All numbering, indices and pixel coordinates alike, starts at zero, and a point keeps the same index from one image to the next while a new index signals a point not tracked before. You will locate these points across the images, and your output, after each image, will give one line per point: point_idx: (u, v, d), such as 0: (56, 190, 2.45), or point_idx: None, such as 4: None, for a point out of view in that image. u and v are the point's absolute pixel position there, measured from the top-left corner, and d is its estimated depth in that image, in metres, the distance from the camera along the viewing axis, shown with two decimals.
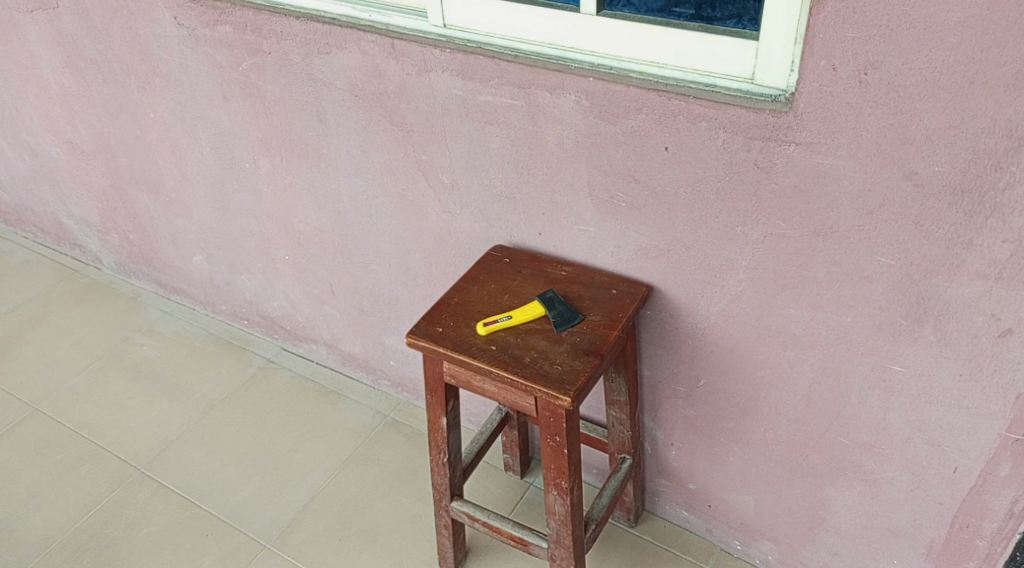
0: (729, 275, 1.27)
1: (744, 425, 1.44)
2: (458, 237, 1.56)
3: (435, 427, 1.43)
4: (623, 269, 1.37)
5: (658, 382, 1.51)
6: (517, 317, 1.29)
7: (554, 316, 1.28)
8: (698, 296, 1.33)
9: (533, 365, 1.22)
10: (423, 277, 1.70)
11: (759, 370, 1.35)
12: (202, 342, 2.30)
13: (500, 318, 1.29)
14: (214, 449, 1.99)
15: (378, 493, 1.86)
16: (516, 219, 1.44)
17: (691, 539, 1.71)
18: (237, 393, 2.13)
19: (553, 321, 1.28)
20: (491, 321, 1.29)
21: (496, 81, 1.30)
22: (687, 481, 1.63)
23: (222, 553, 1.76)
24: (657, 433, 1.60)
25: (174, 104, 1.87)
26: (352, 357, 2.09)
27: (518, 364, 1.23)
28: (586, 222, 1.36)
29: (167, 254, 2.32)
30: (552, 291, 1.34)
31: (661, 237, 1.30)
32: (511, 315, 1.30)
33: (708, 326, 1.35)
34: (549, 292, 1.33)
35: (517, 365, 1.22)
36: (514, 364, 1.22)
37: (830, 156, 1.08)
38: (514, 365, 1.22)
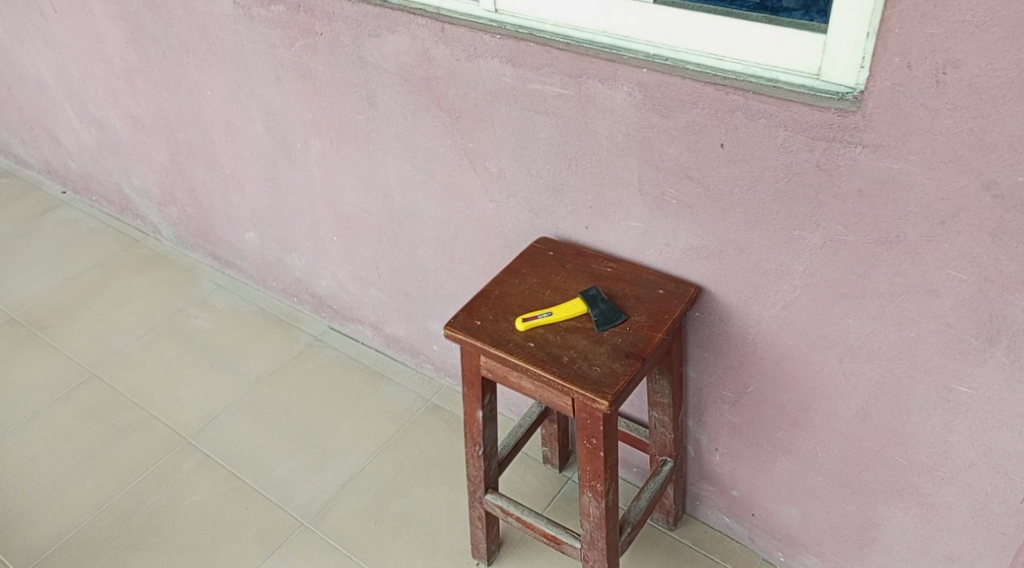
0: (784, 280, 1.20)
1: (793, 435, 1.38)
2: (504, 227, 1.53)
3: (471, 421, 1.40)
4: (671, 268, 1.32)
5: (704, 386, 1.46)
6: (557, 313, 1.25)
7: (596, 315, 1.24)
8: (750, 300, 1.27)
9: (568, 368, 1.17)
10: (468, 265, 1.67)
11: (812, 381, 1.28)
12: (252, 317, 2.32)
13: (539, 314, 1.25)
14: (258, 423, 2.01)
15: (417, 478, 1.85)
16: (563, 212, 1.40)
17: (732, 547, 1.66)
18: (283, 369, 2.15)
19: (594, 319, 1.24)
20: (530, 317, 1.25)
21: (547, 69, 1.25)
22: (731, 487, 1.58)
23: (261, 528, 1.77)
24: (701, 437, 1.55)
25: (229, 82, 1.87)
26: (397, 340, 2.08)
27: (553, 362, 1.19)
28: (635, 218, 1.30)
29: (221, 229, 2.34)
30: (595, 288, 1.29)
31: (713, 238, 1.24)
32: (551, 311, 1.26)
33: (759, 332, 1.29)
34: (592, 289, 1.29)
35: (553, 366, 1.18)
36: (551, 365, 1.18)
37: (899, 160, 1.00)
38: (550, 366, 1.18)
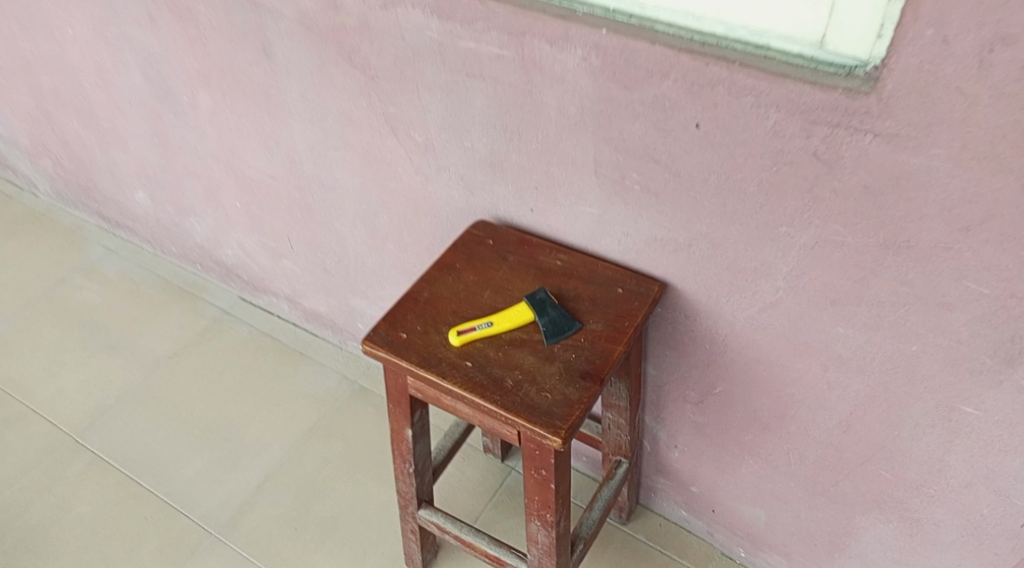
0: (764, 280, 1.03)
1: (764, 440, 1.23)
2: (434, 204, 1.30)
3: (399, 438, 1.20)
4: (630, 260, 1.12)
5: (664, 384, 1.29)
6: (498, 324, 1.05)
7: (545, 325, 1.04)
8: (722, 300, 1.09)
9: (512, 397, 0.98)
10: (394, 242, 1.45)
11: (789, 387, 1.13)
12: (148, 287, 2.05)
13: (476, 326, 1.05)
14: (158, 416, 1.78)
15: (342, 475, 1.66)
16: (503, 190, 1.18)
17: (690, 541, 1.53)
18: (186, 350, 1.90)
19: (543, 331, 1.04)
20: (465, 329, 1.04)
21: (481, 24, 1.01)
22: (690, 483, 1.44)
23: (163, 541, 1.58)
24: (659, 433, 1.40)
25: (94, 20, 1.55)
26: (316, 314, 1.85)
27: (494, 388, 0.99)
28: (588, 203, 1.10)
29: (105, 186, 2.03)
30: (544, 289, 1.08)
31: (682, 231, 1.04)
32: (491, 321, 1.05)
33: (732, 333, 1.12)
34: (540, 290, 1.08)
35: (493, 394, 0.98)
36: (492, 393, 0.98)
37: (919, 154, 0.81)
38: (492, 394, 0.98)
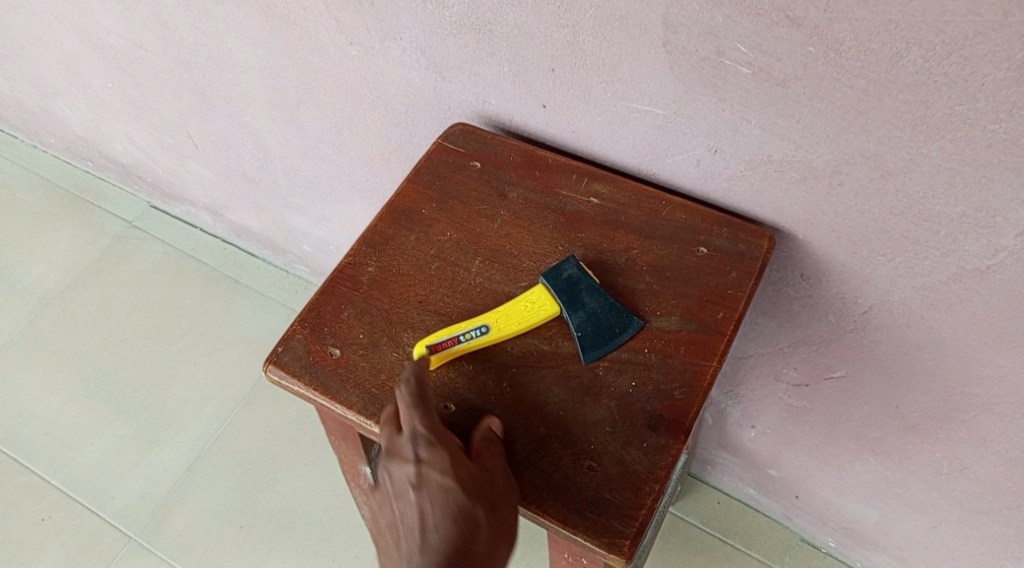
0: (972, 236, 0.57)
1: (901, 441, 0.82)
2: (382, 91, 0.82)
3: (354, 472, 0.79)
4: (716, 193, 0.66)
5: (747, 356, 0.86)
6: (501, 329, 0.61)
7: (580, 329, 0.60)
8: (877, 260, 0.63)
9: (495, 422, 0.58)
10: (331, 145, 0.97)
11: (969, 387, 0.70)
12: (29, 195, 1.56)
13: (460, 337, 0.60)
14: (51, 374, 1.35)
15: (298, 449, 1.26)
16: (495, 74, 0.69)
17: (758, 525, 1.16)
18: (84, 281, 1.45)
19: (578, 338, 0.60)
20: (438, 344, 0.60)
21: None
22: (767, 465, 1.05)
23: (67, 551, 1.19)
24: (729, 409, 0.99)
25: None
26: (248, 230, 1.39)
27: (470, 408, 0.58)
28: (646, 96, 0.62)
29: None
30: (575, 260, 0.63)
31: (823, 149, 0.57)
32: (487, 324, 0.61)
33: (882, 306, 0.68)
34: (568, 264, 0.63)
35: (465, 417, 0.58)
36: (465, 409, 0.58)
37: None
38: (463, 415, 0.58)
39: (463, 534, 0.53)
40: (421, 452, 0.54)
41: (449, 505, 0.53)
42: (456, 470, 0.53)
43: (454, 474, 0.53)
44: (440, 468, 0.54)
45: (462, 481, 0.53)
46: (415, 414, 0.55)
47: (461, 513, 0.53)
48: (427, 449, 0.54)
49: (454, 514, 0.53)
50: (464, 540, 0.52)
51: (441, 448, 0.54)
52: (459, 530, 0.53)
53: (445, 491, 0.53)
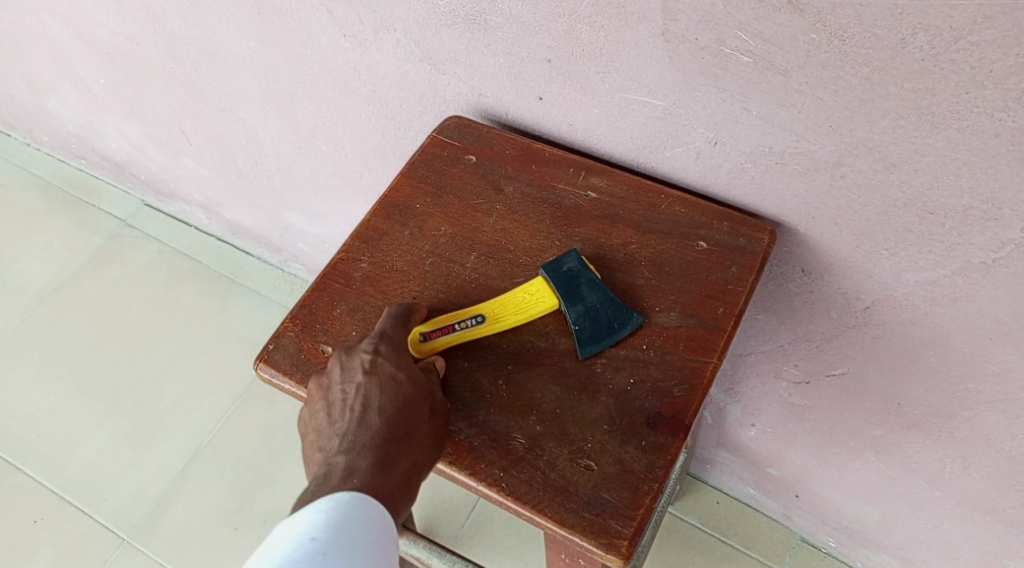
0: (978, 229, 0.55)
1: (903, 439, 0.81)
2: (376, 85, 0.80)
3: None
4: (717, 186, 0.64)
5: (747, 353, 0.85)
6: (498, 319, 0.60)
7: (578, 324, 0.59)
8: (880, 254, 0.62)
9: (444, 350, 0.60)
10: (325, 141, 0.96)
11: (973, 383, 0.69)
12: (22, 193, 1.55)
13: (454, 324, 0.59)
14: (44, 374, 1.33)
15: (292, 450, 1.25)
16: (491, 66, 0.68)
17: (758, 525, 1.15)
18: (77, 280, 1.43)
19: (575, 333, 0.59)
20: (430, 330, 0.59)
21: None
22: (767, 464, 1.04)
23: (59, 552, 1.17)
24: (730, 407, 0.97)
25: None
26: (243, 229, 1.37)
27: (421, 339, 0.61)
28: (645, 86, 0.61)
29: None
30: (577, 254, 0.62)
31: (826, 140, 0.56)
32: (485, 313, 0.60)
33: (885, 302, 0.66)
34: (570, 257, 0.61)
35: None
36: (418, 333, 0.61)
37: None
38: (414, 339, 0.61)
39: (404, 425, 0.54)
40: (380, 348, 0.57)
41: (397, 396, 0.55)
42: (410, 369, 0.56)
43: (407, 371, 0.56)
44: (395, 365, 0.56)
45: (414, 378, 0.56)
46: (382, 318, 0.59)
47: (407, 405, 0.55)
48: (387, 345, 0.57)
49: (398, 406, 0.55)
50: (402, 432, 0.54)
51: (399, 348, 0.57)
52: (400, 421, 0.55)
53: (394, 383, 0.56)
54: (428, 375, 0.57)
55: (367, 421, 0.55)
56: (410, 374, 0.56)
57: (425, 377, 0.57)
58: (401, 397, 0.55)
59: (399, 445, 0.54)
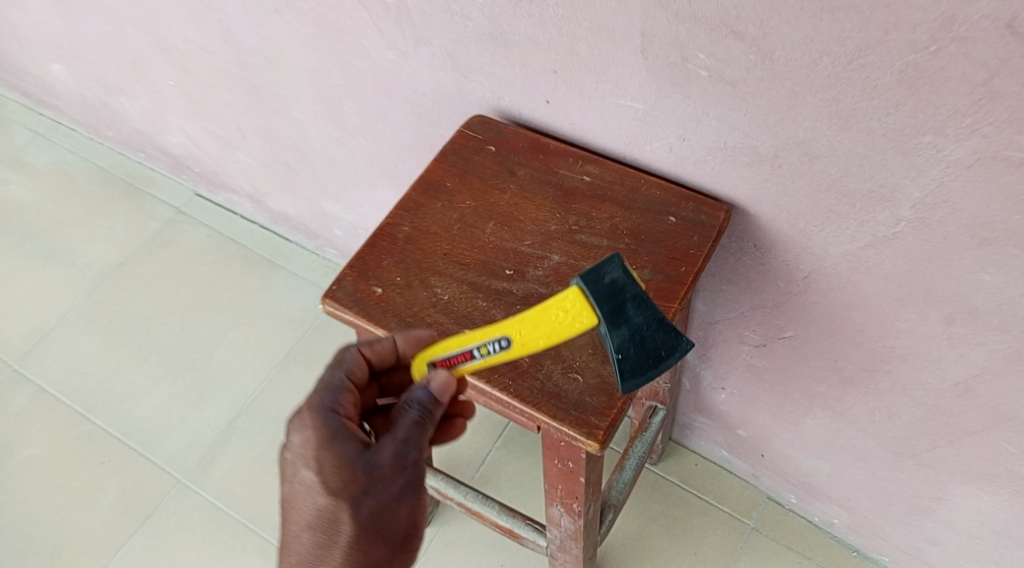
0: (880, 208, 0.72)
1: (842, 393, 0.98)
2: (415, 89, 0.98)
3: None
4: (687, 173, 0.82)
5: (715, 321, 1.02)
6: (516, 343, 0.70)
7: (624, 352, 0.67)
8: (811, 230, 0.79)
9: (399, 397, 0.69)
10: (367, 137, 1.13)
11: (889, 339, 0.85)
12: (86, 181, 1.73)
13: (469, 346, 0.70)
14: (107, 338, 1.51)
15: None
16: (509, 75, 0.85)
17: (731, 484, 1.31)
18: (136, 258, 1.61)
19: (619, 359, 0.67)
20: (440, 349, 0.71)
21: None
22: (737, 426, 1.20)
23: (122, 490, 1.34)
24: (704, 373, 1.14)
25: None
26: (284, 217, 1.55)
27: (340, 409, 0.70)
28: (629, 94, 0.78)
29: (16, 58, 1.64)
30: (620, 264, 0.66)
31: (765, 136, 0.73)
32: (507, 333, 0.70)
33: (818, 272, 0.83)
34: (613, 269, 0.66)
35: (441, 301, 0.76)
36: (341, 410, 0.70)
37: None
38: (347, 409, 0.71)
39: (333, 528, 0.66)
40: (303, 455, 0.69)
41: (324, 503, 0.67)
42: (326, 471, 0.67)
43: (323, 475, 0.67)
44: (309, 465, 0.68)
45: (330, 481, 0.67)
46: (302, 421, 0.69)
47: (330, 511, 0.67)
48: (304, 450, 0.68)
49: (323, 514, 0.67)
50: (334, 529, 0.66)
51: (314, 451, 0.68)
52: (329, 524, 0.67)
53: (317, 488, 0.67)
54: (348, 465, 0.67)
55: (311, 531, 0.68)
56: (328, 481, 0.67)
57: (341, 465, 0.67)
58: (326, 505, 0.67)
59: (332, 550, 0.66)
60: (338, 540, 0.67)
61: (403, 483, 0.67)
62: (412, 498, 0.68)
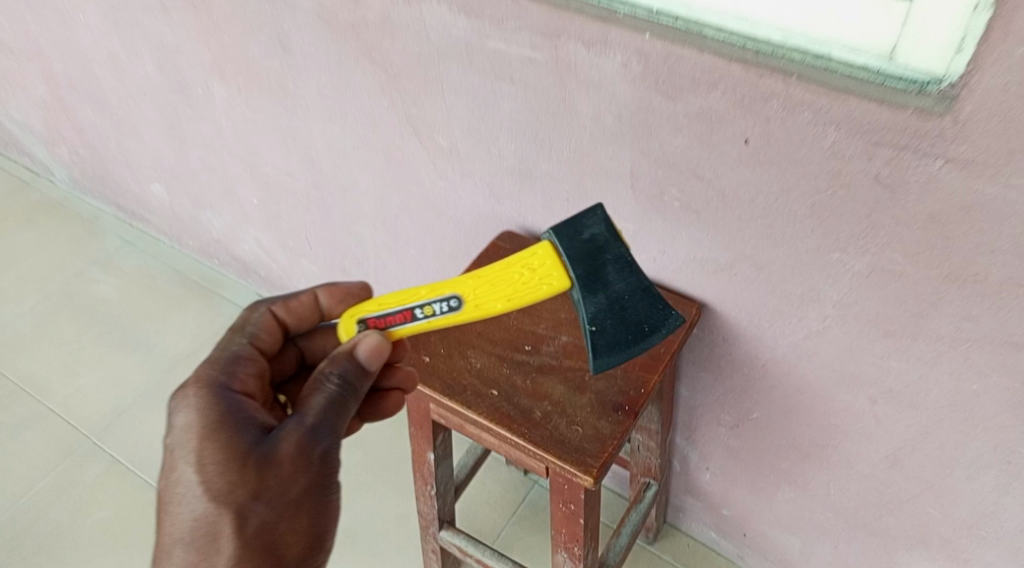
0: (812, 308, 0.95)
1: (802, 469, 1.17)
2: (458, 210, 1.24)
3: (421, 460, 1.17)
4: (668, 279, 1.05)
5: (697, 406, 1.22)
6: (466, 301, 0.80)
7: (597, 317, 0.79)
8: (764, 325, 1.02)
9: (312, 382, 0.80)
10: (416, 248, 1.39)
11: (833, 418, 1.06)
12: (166, 282, 2.00)
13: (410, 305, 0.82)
14: None
15: (360, 485, 1.63)
16: (533, 201, 1.11)
17: (718, 564, 1.47)
18: (205, 349, 1.86)
19: (593, 326, 0.79)
20: (372, 308, 0.85)
21: (513, 24, 0.94)
22: (720, 506, 1.38)
23: None
24: (690, 454, 1.33)
25: (105, 7, 1.46)
26: None
27: (241, 402, 0.80)
28: (623, 218, 1.03)
29: (120, 177, 1.95)
30: (601, 222, 0.79)
31: (724, 251, 0.97)
32: (457, 292, 0.80)
33: (773, 360, 1.05)
34: (594, 226, 0.79)
35: (474, 368, 0.98)
36: (238, 405, 0.80)
37: (995, 184, 0.74)
38: (248, 405, 0.81)
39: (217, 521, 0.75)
40: (188, 453, 0.77)
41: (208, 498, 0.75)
42: (212, 470, 0.75)
43: (207, 474, 0.75)
44: (195, 462, 0.76)
45: (215, 478, 0.75)
46: (193, 419, 0.78)
47: (213, 506, 0.75)
48: (191, 449, 0.76)
49: (206, 508, 0.75)
50: (220, 520, 0.74)
51: (201, 447, 0.76)
52: (213, 517, 0.75)
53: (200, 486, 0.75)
54: (238, 456, 0.76)
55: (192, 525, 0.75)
56: (213, 473, 0.75)
57: (227, 463, 0.75)
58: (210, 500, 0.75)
59: (218, 539, 0.74)
60: (217, 537, 0.74)
61: (298, 475, 0.76)
62: (303, 496, 0.77)
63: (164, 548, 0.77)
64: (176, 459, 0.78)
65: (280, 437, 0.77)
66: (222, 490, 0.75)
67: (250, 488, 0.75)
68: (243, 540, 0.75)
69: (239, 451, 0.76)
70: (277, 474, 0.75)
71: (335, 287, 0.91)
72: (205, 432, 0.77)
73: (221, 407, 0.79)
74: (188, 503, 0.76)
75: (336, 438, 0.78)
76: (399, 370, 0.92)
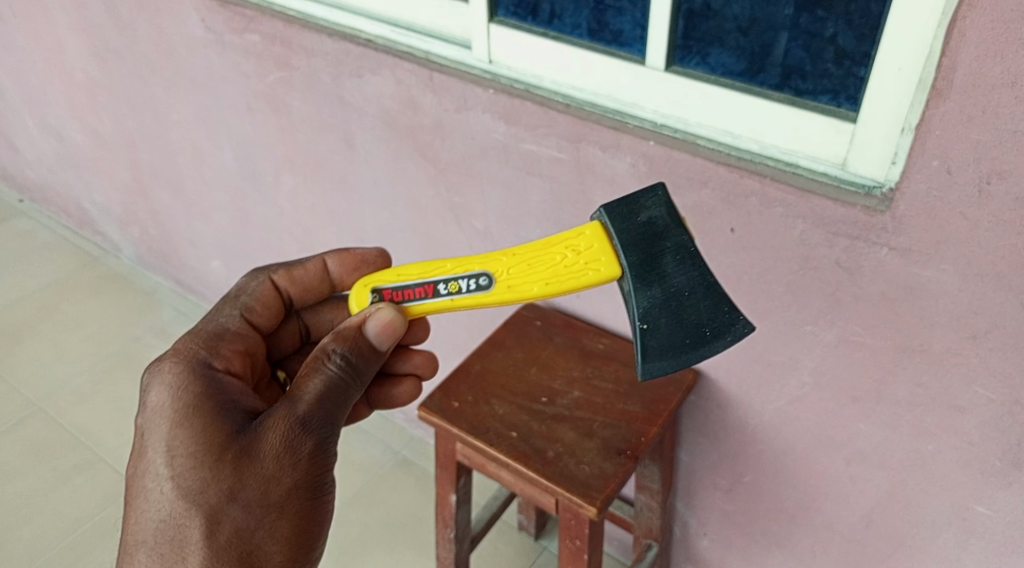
0: (793, 375, 1.11)
1: (789, 531, 1.29)
2: None
3: (443, 503, 1.32)
4: None
5: (695, 470, 1.35)
6: (497, 280, 0.87)
7: (652, 312, 0.82)
8: (752, 391, 1.17)
9: (299, 377, 0.90)
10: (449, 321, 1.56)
11: (814, 478, 1.19)
12: None
13: (435, 279, 0.90)
14: None
15: (381, 543, 1.75)
16: None
17: None
18: None
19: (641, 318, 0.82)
20: (389, 280, 0.94)
21: (543, 130, 1.15)
22: None
23: None
24: (689, 520, 1.44)
25: (197, 107, 1.71)
26: None
27: (223, 395, 0.91)
28: None
29: (184, 254, 2.17)
30: (661, 202, 0.82)
31: None
32: (487, 271, 0.87)
33: (761, 424, 1.19)
34: (658, 210, 0.82)
35: (498, 415, 1.15)
36: (213, 393, 0.91)
37: (930, 268, 0.91)
38: (229, 392, 0.92)
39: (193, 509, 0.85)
40: (167, 444, 0.87)
41: (184, 488, 0.85)
42: (189, 462, 0.85)
43: (182, 468, 0.86)
44: (171, 456, 0.86)
45: (193, 470, 0.85)
46: (172, 411, 0.88)
47: (188, 495, 0.85)
48: (168, 442, 0.87)
49: (181, 497, 0.85)
50: (195, 510, 0.85)
51: (177, 441, 0.86)
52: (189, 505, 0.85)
53: (177, 477, 0.86)
54: (213, 447, 0.86)
55: (165, 511, 0.86)
56: (184, 467, 0.85)
57: (202, 458, 0.85)
58: (187, 492, 0.85)
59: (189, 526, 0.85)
60: (189, 521, 0.85)
61: (273, 469, 0.87)
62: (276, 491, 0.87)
63: (135, 528, 0.87)
64: (148, 445, 0.88)
65: (261, 429, 0.87)
66: (193, 485, 0.85)
67: (224, 481, 0.85)
68: (212, 531, 0.85)
69: (213, 443, 0.86)
70: (255, 466, 0.86)
71: (346, 255, 1.08)
72: (177, 421, 0.87)
73: (193, 395, 0.89)
74: (157, 496, 0.86)
75: (317, 432, 0.89)
76: (417, 355, 1.17)
